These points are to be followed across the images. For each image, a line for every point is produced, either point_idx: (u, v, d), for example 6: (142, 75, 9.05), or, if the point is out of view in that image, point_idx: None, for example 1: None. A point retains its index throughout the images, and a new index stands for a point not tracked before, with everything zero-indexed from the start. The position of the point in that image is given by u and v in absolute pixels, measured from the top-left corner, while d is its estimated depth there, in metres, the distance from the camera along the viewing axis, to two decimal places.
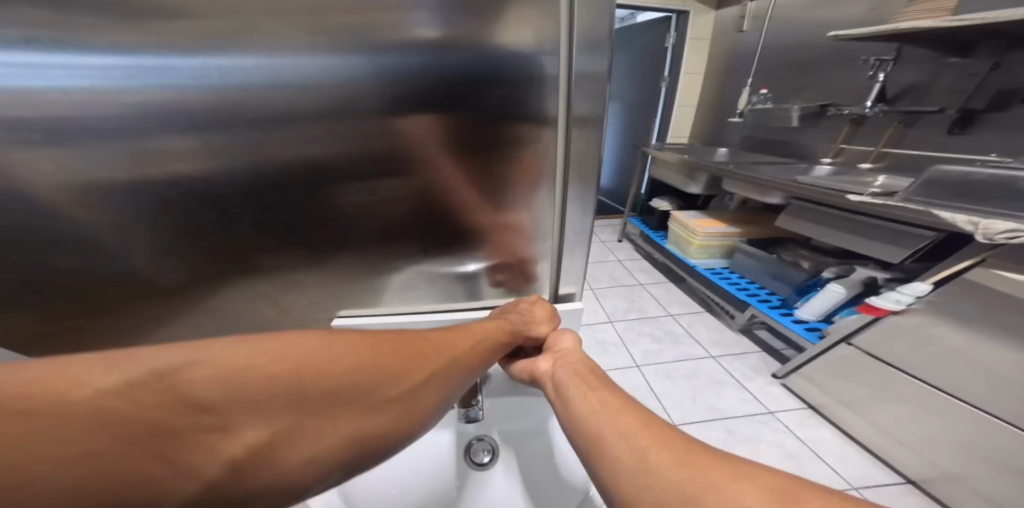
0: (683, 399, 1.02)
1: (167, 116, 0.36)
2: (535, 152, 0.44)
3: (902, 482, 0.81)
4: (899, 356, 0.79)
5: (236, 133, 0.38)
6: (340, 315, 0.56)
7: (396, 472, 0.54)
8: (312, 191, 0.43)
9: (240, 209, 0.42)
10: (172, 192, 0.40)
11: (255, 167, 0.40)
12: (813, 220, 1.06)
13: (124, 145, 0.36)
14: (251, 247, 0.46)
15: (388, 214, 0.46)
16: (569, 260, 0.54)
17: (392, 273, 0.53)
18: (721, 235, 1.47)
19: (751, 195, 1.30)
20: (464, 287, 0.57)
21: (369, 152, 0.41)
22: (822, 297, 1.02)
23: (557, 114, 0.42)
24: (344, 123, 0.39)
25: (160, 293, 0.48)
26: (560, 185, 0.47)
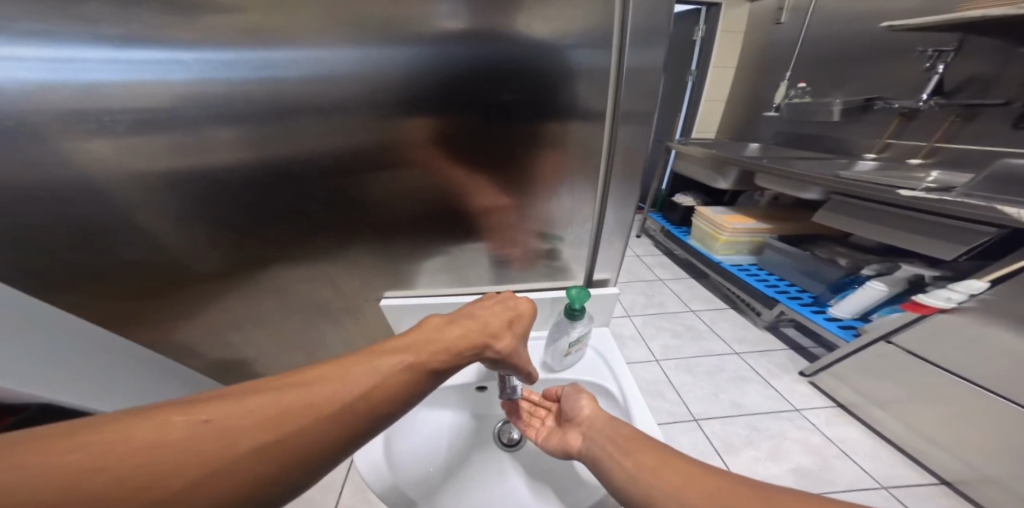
0: (704, 394, 0.95)
1: (216, 107, 0.39)
2: (580, 147, 0.45)
3: (936, 482, 0.74)
4: (946, 356, 0.71)
5: (309, 126, 0.41)
6: (387, 296, 0.59)
7: (425, 445, 0.47)
8: (370, 179, 0.46)
9: (291, 195, 0.46)
10: (247, 180, 0.44)
11: (308, 154, 0.43)
12: (857, 216, 0.96)
13: (178, 135, 0.40)
14: (297, 230, 0.49)
15: (434, 201, 0.49)
16: (606, 248, 0.55)
17: (430, 256, 0.55)
18: (750, 232, 1.41)
19: (790, 193, 1.22)
20: (495, 272, 0.58)
21: (417, 141, 0.43)
22: (861, 295, 0.95)
23: (605, 109, 0.43)
24: (402, 117, 0.42)
25: (202, 278, 0.52)
26: (603, 178, 0.48)
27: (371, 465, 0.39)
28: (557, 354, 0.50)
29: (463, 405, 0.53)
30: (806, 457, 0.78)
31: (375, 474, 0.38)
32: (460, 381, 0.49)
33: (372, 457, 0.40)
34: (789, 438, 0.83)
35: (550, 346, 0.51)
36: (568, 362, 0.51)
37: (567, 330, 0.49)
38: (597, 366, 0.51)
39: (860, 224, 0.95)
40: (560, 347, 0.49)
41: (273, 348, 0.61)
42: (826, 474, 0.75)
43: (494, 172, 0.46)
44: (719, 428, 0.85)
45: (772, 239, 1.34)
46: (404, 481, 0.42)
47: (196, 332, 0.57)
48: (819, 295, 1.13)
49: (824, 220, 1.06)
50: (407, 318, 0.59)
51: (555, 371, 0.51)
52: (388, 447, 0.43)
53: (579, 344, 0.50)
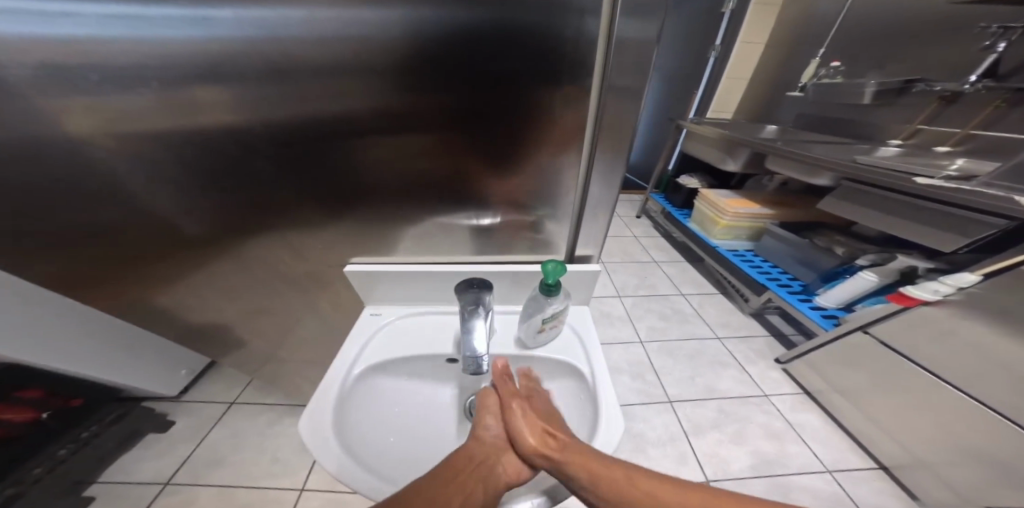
0: (682, 377, 0.99)
1: (149, 68, 0.34)
2: (563, 120, 0.41)
3: (874, 466, 0.80)
4: (915, 346, 0.73)
5: (259, 88, 0.37)
6: (352, 263, 0.54)
7: (386, 417, 0.45)
8: (332, 145, 0.42)
9: (255, 165, 0.43)
10: (201, 147, 0.40)
11: (268, 124, 0.39)
12: (864, 203, 0.91)
13: (106, 100, 0.36)
14: (266, 203, 0.47)
15: (407, 172, 0.45)
16: (589, 223, 0.51)
17: (408, 225, 0.51)
18: (751, 217, 1.33)
19: (801, 177, 1.12)
20: (478, 242, 0.53)
21: (385, 106, 0.39)
22: (850, 284, 0.93)
23: (591, 81, 0.38)
24: (365, 80, 0.37)
25: (160, 250, 0.49)
26: (587, 153, 0.44)
27: (317, 433, 0.37)
28: (531, 329, 0.46)
29: (432, 379, 0.50)
30: (766, 440, 0.84)
31: (320, 437, 0.37)
32: (426, 352, 0.47)
33: (320, 425, 0.38)
34: (754, 423, 0.88)
35: (523, 322, 0.47)
36: (542, 339, 0.47)
37: (542, 306, 0.45)
38: (571, 343, 0.48)
39: (865, 212, 0.89)
40: (533, 322, 0.46)
41: (241, 316, 0.61)
42: (781, 455, 0.81)
43: (471, 139, 0.42)
44: (690, 411, 0.90)
45: (771, 225, 1.27)
46: (354, 446, 0.39)
47: (162, 309, 0.55)
48: (809, 283, 1.10)
49: (828, 205, 1.00)
50: (377, 288, 0.53)
51: (529, 348, 0.48)
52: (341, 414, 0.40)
53: (555, 321, 0.46)
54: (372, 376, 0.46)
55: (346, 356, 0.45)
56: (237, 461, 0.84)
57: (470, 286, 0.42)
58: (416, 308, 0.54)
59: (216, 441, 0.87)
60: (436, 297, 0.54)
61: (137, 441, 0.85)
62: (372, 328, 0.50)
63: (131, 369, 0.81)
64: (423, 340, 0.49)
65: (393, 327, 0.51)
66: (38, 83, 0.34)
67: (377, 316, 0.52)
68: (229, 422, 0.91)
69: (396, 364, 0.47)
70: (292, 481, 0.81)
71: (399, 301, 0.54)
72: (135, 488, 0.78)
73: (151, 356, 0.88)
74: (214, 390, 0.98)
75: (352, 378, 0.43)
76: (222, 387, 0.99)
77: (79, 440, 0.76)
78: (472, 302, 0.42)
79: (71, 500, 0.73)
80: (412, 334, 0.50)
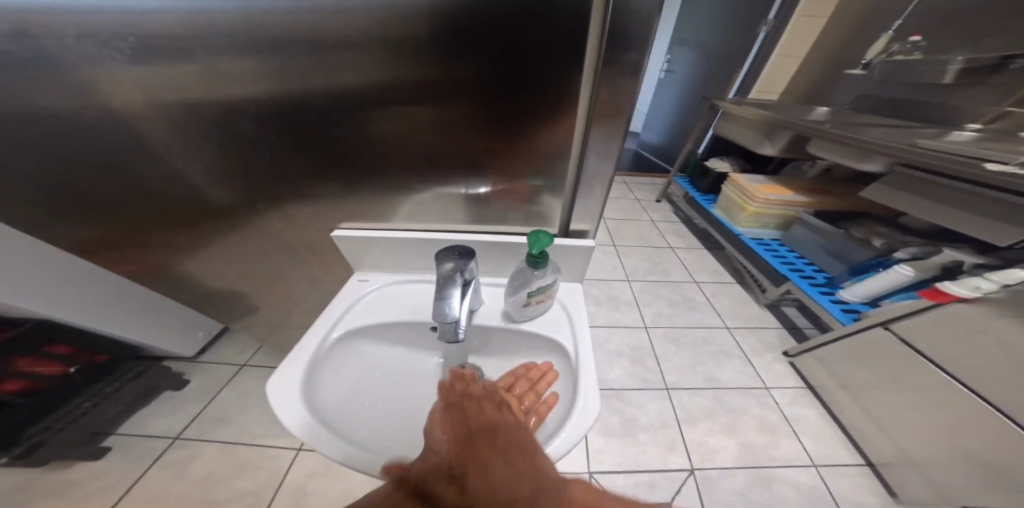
0: (683, 365, 1.00)
1: (109, 42, 0.33)
2: (567, 100, 0.37)
3: (863, 464, 0.81)
4: (935, 345, 0.69)
5: (249, 62, 0.35)
6: (340, 228, 0.52)
7: (364, 381, 0.45)
8: (322, 125, 0.40)
9: (237, 146, 0.42)
10: (180, 126, 0.39)
11: (244, 103, 0.38)
12: (916, 191, 0.80)
13: (69, 74, 0.34)
14: (257, 188, 0.47)
15: (386, 144, 0.42)
16: (584, 196, 0.46)
17: (401, 197, 0.48)
18: (784, 204, 1.22)
19: (847, 162, 0.98)
20: (464, 210, 0.49)
21: (361, 80, 0.36)
22: (881, 279, 0.87)
23: (585, 64, 0.34)
24: (357, 56, 0.34)
25: (159, 228, 0.51)
26: (581, 135, 0.40)
27: (285, 389, 0.37)
28: (516, 303, 0.44)
29: (414, 345, 0.50)
30: (757, 432, 0.85)
31: (288, 402, 0.36)
32: (408, 317, 0.47)
33: (290, 381, 0.38)
34: (749, 415, 0.89)
35: (510, 296, 0.45)
36: (530, 313, 0.46)
37: (529, 278, 0.43)
38: (556, 317, 0.47)
39: (916, 200, 0.79)
40: (520, 296, 0.44)
41: (252, 290, 0.65)
42: (769, 445, 0.83)
43: (456, 114, 0.38)
44: (685, 399, 0.92)
45: (804, 213, 1.17)
46: (323, 405, 0.39)
47: (174, 285, 0.59)
48: (835, 276, 1.03)
49: (873, 195, 0.89)
50: (369, 255, 0.52)
51: (516, 321, 0.46)
52: (314, 375, 0.40)
53: (542, 295, 0.44)
54: (352, 340, 0.46)
55: (325, 320, 0.45)
56: (244, 419, 0.87)
57: (450, 253, 0.40)
58: (403, 276, 0.53)
59: (224, 402, 0.90)
60: (425, 265, 0.53)
61: (155, 396, 0.88)
62: (358, 293, 0.50)
63: (147, 324, 0.86)
64: (406, 306, 0.49)
65: (380, 294, 0.51)
66: (32, 52, 0.33)
67: (364, 282, 0.52)
68: (239, 384, 0.94)
69: (378, 329, 0.47)
70: (295, 440, 0.84)
71: (389, 269, 0.53)
72: (149, 441, 0.81)
73: (170, 315, 0.91)
74: (226, 352, 1.01)
75: (329, 342, 0.43)
76: (237, 348, 1.03)
77: (103, 394, 0.78)
78: (451, 268, 0.39)
79: (89, 449, 0.77)
80: (397, 302, 0.50)
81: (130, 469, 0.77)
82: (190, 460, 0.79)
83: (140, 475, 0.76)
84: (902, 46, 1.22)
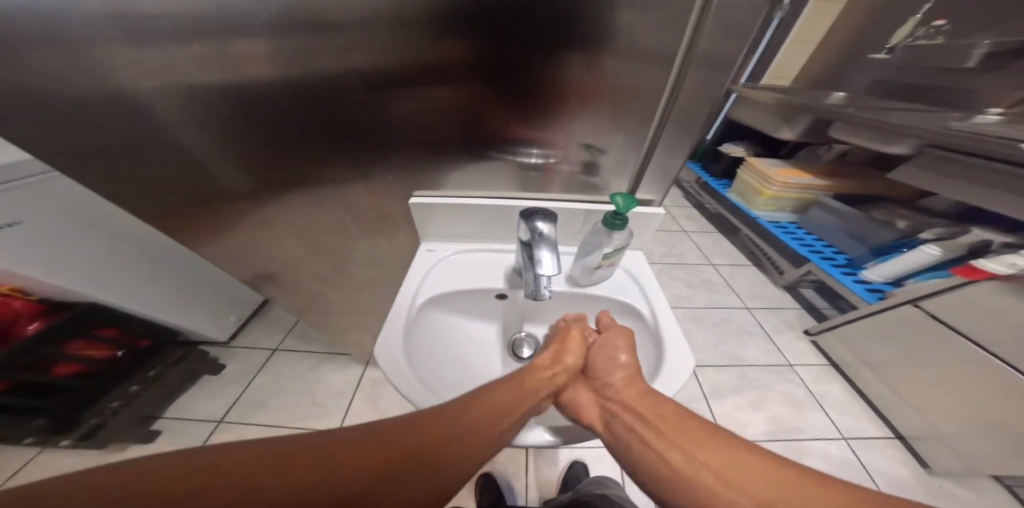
0: (706, 344, 1.02)
1: (178, 24, 0.30)
2: (646, 82, 0.37)
3: (890, 437, 0.83)
4: (965, 321, 0.69)
5: (300, 42, 0.33)
6: (416, 197, 0.49)
7: (439, 351, 0.44)
8: (392, 104, 0.38)
9: (301, 132, 0.40)
10: (241, 110, 0.37)
11: (316, 84, 0.36)
12: (948, 174, 0.79)
13: (129, 58, 0.31)
14: (314, 174, 0.45)
15: (459, 125, 0.41)
16: (650, 174, 0.46)
17: (455, 172, 0.46)
18: (801, 188, 1.22)
19: (873, 144, 0.98)
20: (526, 181, 0.48)
21: (448, 62, 0.35)
22: (907, 258, 0.88)
23: (678, 48, 0.35)
24: (451, 42, 0.34)
25: (188, 224, 0.46)
26: (658, 117, 0.41)
27: (388, 354, 0.35)
28: (587, 268, 0.43)
29: (480, 316, 0.49)
30: (785, 407, 0.87)
31: (393, 362, 0.34)
32: (481, 285, 0.46)
33: (390, 348, 0.36)
34: (775, 390, 0.91)
35: (579, 260, 0.44)
36: (597, 277, 0.45)
37: (602, 242, 0.41)
38: (626, 284, 0.46)
39: (945, 181, 0.79)
40: (590, 261, 0.43)
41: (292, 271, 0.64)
42: (796, 419, 0.85)
43: (537, 96, 0.38)
44: (711, 375, 0.94)
45: (823, 196, 1.17)
46: (418, 370, 0.38)
47: None
48: (856, 257, 1.05)
49: (902, 176, 0.89)
50: (434, 222, 0.49)
51: (581, 285, 0.46)
52: (406, 339, 0.38)
53: (613, 259, 0.43)
54: (430, 308, 0.44)
55: (407, 287, 0.43)
56: (282, 403, 0.86)
57: (531, 214, 0.38)
58: (469, 245, 0.51)
59: (262, 386, 0.89)
60: (485, 235, 0.51)
61: (196, 380, 0.89)
62: (429, 263, 0.47)
63: (187, 308, 0.86)
64: (475, 273, 0.47)
65: (449, 262, 0.48)
66: (89, 35, 0.29)
67: (433, 252, 0.49)
68: (271, 369, 0.93)
69: (452, 298, 0.45)
70: (335, 421, 0.83)
71: (455, 238, 0.51)
72: (191, 426, 0.81)
73: (207, 297, 0.91)
74: (256, 337, 1.01)
75: (414, 309, 0.42)
76: (265, 333, 1.02)
77: (150, 378, 0.80)
78: (538, 229, 0.36)
79: (140, 432, 0.77)
80: (468, 270, 0.48)
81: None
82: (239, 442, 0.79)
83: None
84: (926, 31, 1.20)
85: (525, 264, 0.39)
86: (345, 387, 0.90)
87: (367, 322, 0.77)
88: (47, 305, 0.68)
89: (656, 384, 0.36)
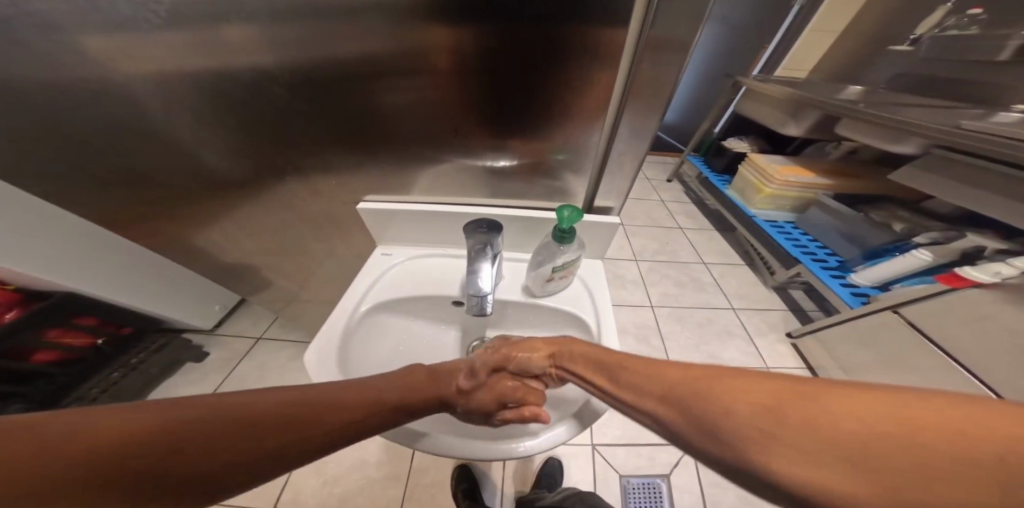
0: (686, 344, 1.03)
1: (73, 12, 0.28)
2: (590, 72, 0.33)
3: None
4: (943, 331, 0.68)
5: (204, 30, 0.30)
6: (368, 200, 0.48)
7: (385, 357, 0.44)
8: (324, 100, 0.36)
9: (230, 122, 0.38)
10: (161, 99, 0.35)
11: (234, 72, 0.33)
12: (952, 175, 0.75)
13: (31, 44, 0.29)
14: (263, 173, 0.44)
15: (398, 116, 0.38)
16: (609, 177, 0.43)
17: (411, 170, 0.44)
18: (802, 186, 1.16)
19: (881, 144, 0.92)
20: (489, 183, 0.46)
21: (378, 50, 0.32)
22: (896, 262, 0.85)
23: (625, 30, 0.30)
24: (370, 24, 0.30)
25: (142, 216, 0.47)
26: (613, 112, 0.36)
27: (321, 361, 0.35)
28: (539, 279, 0.42)
29: (437, 322, 0.49)
30: None
31: (325, 369, 0.35)
32: (429, 291, 0.45)
33: (322, 355, 0.36)
34: None
35: (532, 270, 0.43)
36: (551, 289, 0.44)
37: (553, 254, 0.41)
38: (579, 294, 0.45)
39: (948, 184, 0.75)
40: (543, 272, 0.41)
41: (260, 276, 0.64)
42: None
43: (481, 85, 0.34)
44: None
45: (824, 196, 1.12)
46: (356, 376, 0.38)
47: None
48: (848, 260, 1.01)
49: (900, 177, 0.85)
50: (391, 227, 0.48)
51: (536, 296, 0.45)
52: (343, 349, 0.38)
53: (566, 270, 0.42)
54: (377, 313, 0.44)
55: (353, 291, 0.43)
56: None
57: (477, 226, 0.36)
58: (425, 249, 0.50)
59: (245, 374, 0.92)
60: (441, 239, 0.49)
61: (178, 368, 0.93)
62: (383, 266, 0.47)
63: (166, 300, 0.87)
64: (426, 279, 0.46)
65: (404, 268, 0.48)
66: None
67: (388, 256, 0.49)
68: (257, 355, 0.97)
69: (403, 303, 0.45)
70: None
71: (414, 242, 0.50)
72: None
73: (188, 288, 0.93)
74: (242, 325, 1.04)
75: (358, 316, 0.41)
76: (250, 322, 1.05)
77: (128, 365, 0.83)
78: (480, 243, 0.36)
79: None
80: (420, 275, 0.47)
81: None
82: None
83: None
84: (959, 19, 1.08)
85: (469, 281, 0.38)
86: None
87: None
88: (25, 294, 0.68)
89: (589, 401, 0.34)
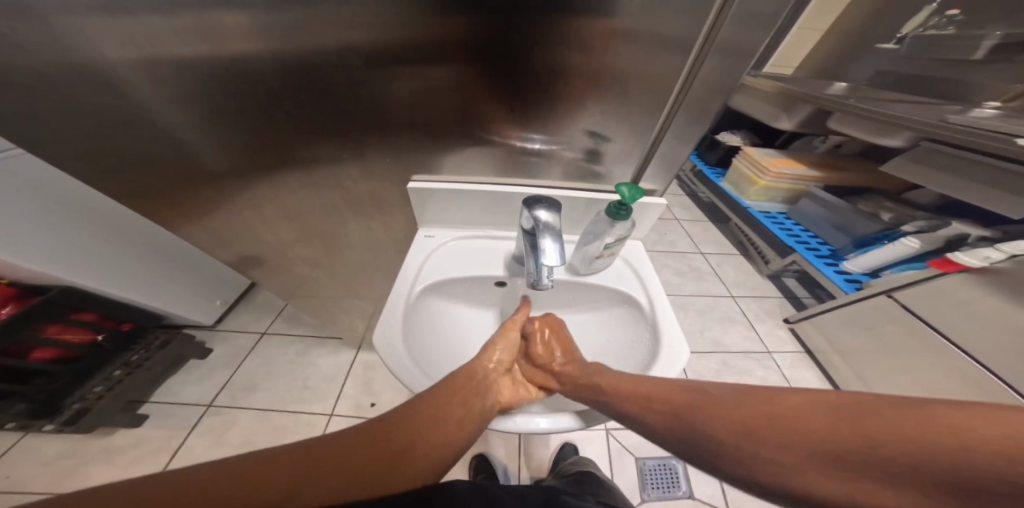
0: (690, 330, 1.05)
1: None
2: (657, 67, 0.36)
3: None
4: (936, 312, 0.73)
5: (298, 15, 0.31)
6: (414, 180, 0.47)
7: (437, 336, 0.44)
8: (394, 91, 0.37)
9: (288, 109, 0.38)
10: (222, 84, 0.34)
11: (307, 58, 0.34)
12: (938, 166, 0.81)
13: (91, 20, 0.28)
14: (309, 159, 0.44)
15: (462, 106, 0.39)
16: (654, 166, 0.45)
17: (460, 159, 0.45)
18: (795, 179, 1.21)
19: (869, 137, 0.97)
20: (522, 167, 0.46)
21: (460, 43, 0.34)
22: (886, 249, 0.90)
23: (695, 37, 0.34)
24: (458, 17, 0.32)
25: (166, 205, 0.44)
26: (668, 110, 0.40)
27: (388, 342, 0.35)
28: (586, 257, 0.44)
29: (478, 303, 0.50)
30: None
31: (392, 352, 0.34)
32: (478, 272, 0.45)
33: (387, 335, 0.35)
34: (753, 376, 0.95)
35: (578, 248, 0.44)
36: (596, 267, 0.45)
37: (604, 232, 0.41)
38: (624, 273, 0.47)
39: (934, 173, 0.81)
40: (590, 250, 0.43)
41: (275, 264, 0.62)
42: None
43: (550, 76, 0.36)
44: (693, 361, 0.97)
45: (815, 188, 1.17)
46: (418, 354, 0.38)
47: None
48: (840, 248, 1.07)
49: (891, 168, 0.90)
50: (431, 208, 0.48)
51: (580, 274, 0.46)
52: (404, 327, 0.38)
53: (613, 249, 0.43)
54: (427, 295, 0.44)
55: (404, 273, 0.43)
56: (274, 389, 0.87)
57: (536, 203, 0.37)
58: (468, 232, 0.50)
59: (250, 371, 0.90)
60: (483, 222, 0.50)
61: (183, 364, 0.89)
62: (427, 248, 0.47)
63: (168, 296, 0.84)
64: (473, 260, 0.47)
65: (447, 248, 0.48)
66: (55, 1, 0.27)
67: (430, 238, 0.49)
68: (261, 352, 0.94)
69: (451, 284, 0.45)
70: (323, 406, 0.84)
71: (453, 225, 0.50)
72: (180, 410, 0.81)
73: (188, 284, 0.90)
74: (243, 321, 1.01)
75: (413, 296, 0.41)
76: (249, 319, 1.02)
77: (131, 363, 0.79)
78: (544, 220, 0.35)
79: (125, 417, 0.76)
80: (466, 256, 0.47)
81: (170, 436, 0.77)
82: (225, 426, 0.80)
83: (182, 440, 0.77)
84: (939, 20, 1.16)
85: (526, 252, 0.38)
86: (336, 370, 0.92)
87: (349, 306, 0.77)
88: (20, 288, 0.65)
89: (659, 369, 0.36)
